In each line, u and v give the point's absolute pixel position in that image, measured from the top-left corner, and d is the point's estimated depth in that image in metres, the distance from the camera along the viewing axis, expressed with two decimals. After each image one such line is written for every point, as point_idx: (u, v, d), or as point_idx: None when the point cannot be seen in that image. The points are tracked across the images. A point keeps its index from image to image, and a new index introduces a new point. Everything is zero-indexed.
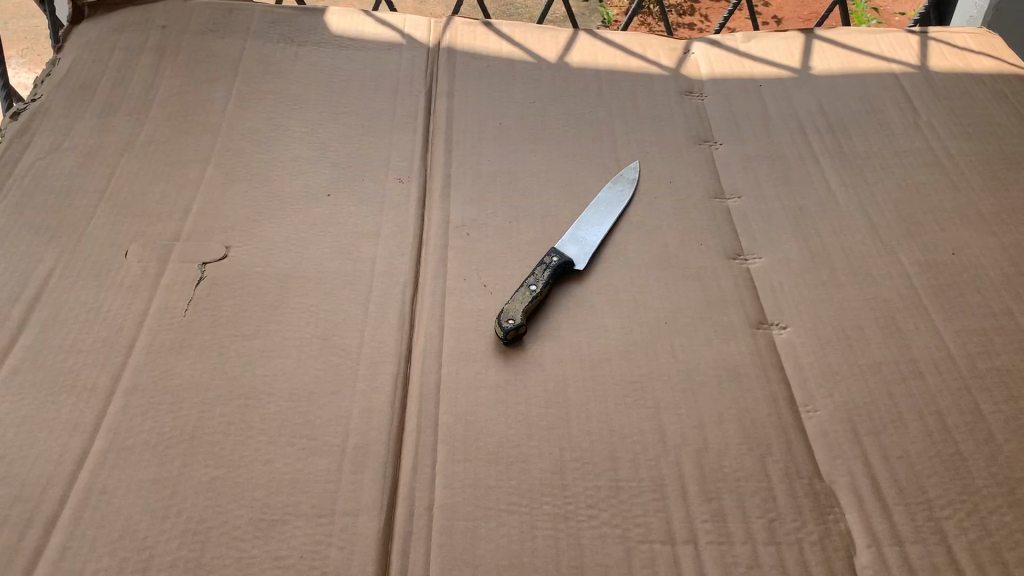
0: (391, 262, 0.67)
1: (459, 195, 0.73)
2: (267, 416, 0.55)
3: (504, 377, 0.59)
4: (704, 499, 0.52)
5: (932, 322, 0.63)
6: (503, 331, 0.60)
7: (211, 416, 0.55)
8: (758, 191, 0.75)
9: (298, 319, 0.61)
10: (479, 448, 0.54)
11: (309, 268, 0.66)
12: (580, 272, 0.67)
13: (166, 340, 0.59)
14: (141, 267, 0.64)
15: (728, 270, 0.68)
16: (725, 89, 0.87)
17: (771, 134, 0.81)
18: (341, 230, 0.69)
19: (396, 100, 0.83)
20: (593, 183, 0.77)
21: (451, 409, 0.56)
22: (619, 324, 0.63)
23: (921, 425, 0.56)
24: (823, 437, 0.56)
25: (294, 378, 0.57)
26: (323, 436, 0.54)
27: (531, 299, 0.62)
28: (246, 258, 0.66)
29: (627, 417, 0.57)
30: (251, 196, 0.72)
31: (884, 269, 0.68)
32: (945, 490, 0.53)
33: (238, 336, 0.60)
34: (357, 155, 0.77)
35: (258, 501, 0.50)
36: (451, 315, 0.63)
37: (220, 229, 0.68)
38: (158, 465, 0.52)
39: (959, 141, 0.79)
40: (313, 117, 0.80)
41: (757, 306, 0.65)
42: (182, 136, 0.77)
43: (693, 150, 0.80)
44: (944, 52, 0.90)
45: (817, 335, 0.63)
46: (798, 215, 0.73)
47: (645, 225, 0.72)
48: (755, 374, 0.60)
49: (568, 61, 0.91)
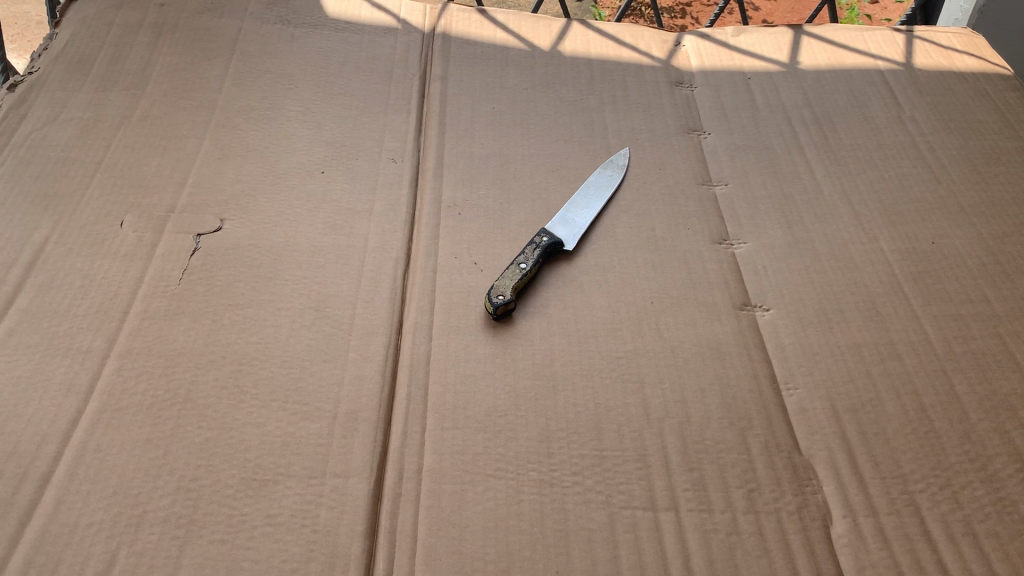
0: (383, 240, 0.68)
1: (452, 177, 0.75)
2: (259, 381, 0.56)
3: (493, 350, 0.60)
4: (686, 469, 0.53)
5: (911, 306, 0.65)
6: (493, 306, 0.61)
7: (204, 380, 0.56)
8: (744, 179, 0.77)
9: (291, 291, 0.63)
10: (468, 417, 0.55)
11: (302, 242, 0.67)
12: (569, 252, 0.69)
13: (160, 307, 0.60)
14: (137, 237, 0.65)
15: (714, 254, 0.69)
16: (714, 80, 0.89)
17: (759, 125, 0.83)
18: (334, 207, 0.70)
19: (391, 83, 0.84)
20: (583, 168, 0.78)
21: (441, 379, 0.58)
22: (606, 302, 0.64)
23: (898, 405, 0.58)
24: (803, 413, 0.58)
25: (287, 347, 0.58)
26: (315, 402, 0.55)
27: (521, 276, 0.63)
28: (240, 230, 0.67)
29: (613, 391, 0.58)
30: (246, 172, 0.73)
31: (864, 256, 0.69)
32: (920, 466, 0.54)
33: (232, 306, 0.61)
34: (351, 136, 0.78)
35: (250, 462, 0.51)
36: (442, 291, 0.64)
37: (215, 203, 0.69)
38: (151, 426, 0.53)
39: (940, 136, 0.81)
40: (308, 96, 0.81)
41: (740, 289, 0.67)
42: (178, 112, 0.78)
43: (682, 139, 0.82)
44: (929, 51, 0.92)
45: (799, 316, 0.64)
46: (783, 204, 0.74)
47: (634, 209, 0.73)
48: (738, 353, 0.61)
49: (560, 50, 0.92)
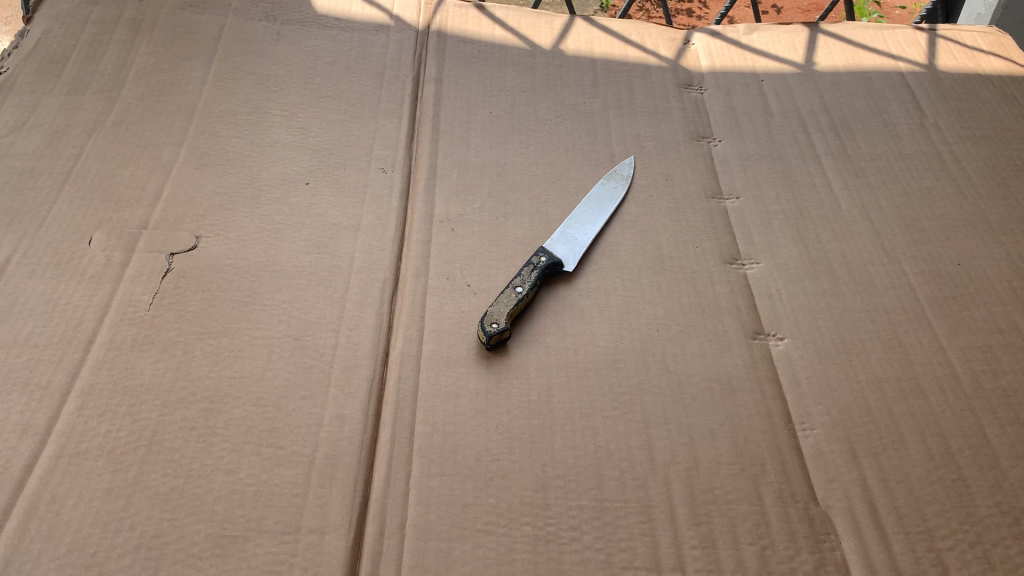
0: (370, 260, 0.64)
1: (445, 189, 0.70)
2: (232, 422, 0.52)
3: (486, 384, 0.56)
4: (693, 523, 0.49)
5: (936, 337, 0.60)
6: (487, 336, 0.57)
7: (172, 421, 0.51)
8: (757, 192, 0.72)
9: (269, 317, 0.58)
10: (456, 462, 0.51)
11: (283, 262, 0.62)
12: (569, 274, 0.64)
13: (127, 336, 0.56)
14: (105, 256, 0.61)
15: (724, 276, 0.65)
16: (725, 82, 0.84)
17: (773, 132, 0.78)
18: (319, 222, 0.66)
19: (382, 85, 0.80)
20: (585, 178, 0.73)
21: (428, 418, 0.53)
22: (608, 330, 0.60)
23: (923, 448, 0.54)
24: (820, 458, 0.53)
25: (262, 381, 0.54)
26: (291, 445, 0.51)
27: (516, 302, 0.59)
28: (217, 248, 0.63)
29: (615, 432, 0.53)
30: (225, 184, 0.68)
31: (886, 279, 0.65)
32: (947, 520, 0.50)
33: (205, 334, 0.57)
34: (338, 144, 0.73)
35: (218, 515, 0.47)
36: (432, 317, 0.60)
37: (191, 218, 0.65)
38: (112, 474, 0.48)
39: (966, 145, 0.76)
40: (294, 100, 0.76)
41: (753, 315, 0.62)
42: (154, 117, 0.73)
43: (690, 146, 0.77)
44: (952, 51, 0.87)
45: (815, 347, 0.60)
46: (798, 219, 0.70)
47: (639, 226, 0.69)
48: (750, 388, 0.57)
49: (562, 49, 0.87)
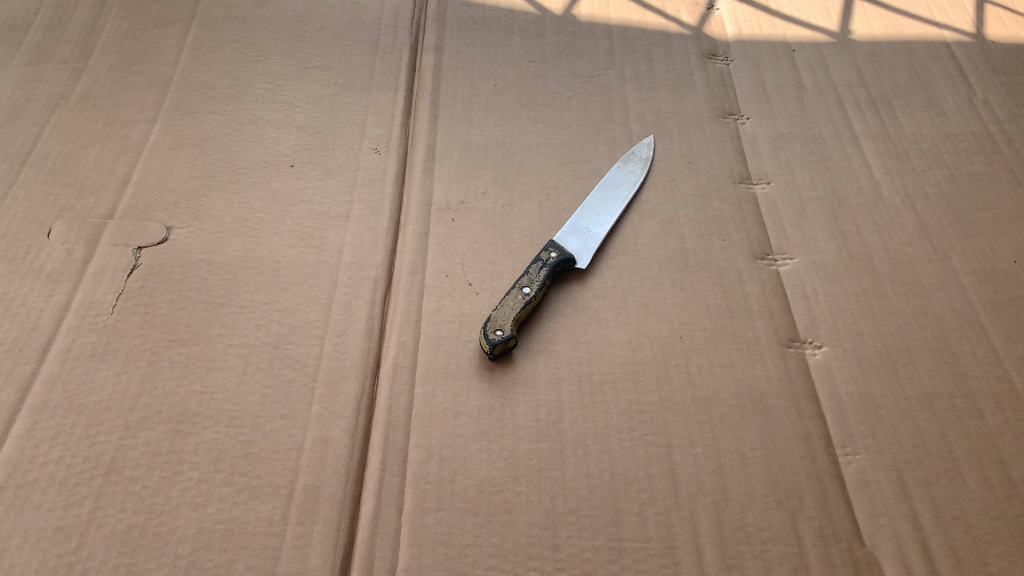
0: (360, 254, 0.57)
1: (445, 173, 0.63)
2: (201, 446, 0.46)
3: (489, 401, 0.50)
4: (722, 567, 0.43)
5: (992, 346, 0.54)
6: (488, 345, 0.51)
7: (134, 445, 0.45)
8: (789, 177, 0.65)
9: (247, 322, 0.52)
10: (454, 495, 0.45)
11: (263, 257, 0.56)
12: (582, 271, 0.58)
13: (87, 344, 0.50)
14: (66, 249, 0.55)
15: (754, 274, 0.58)
16: (753, 51, 0.77)
17: (806, 108, 0.71)
18: (304, 210, 0.59)
19: (377, 54, 0.73)
20: (600, 160, 0.66)
21: (423, 442, 0.47)
22: (626, 336, 0.54)
23: (981, 478, 0.47)
24: (865, 488, 0.47)
25: (237, 398, 0.48)
26: (267, 475, 0.45)
27: (523, 305, 0.53)
28: (190, 241, 0.56)
29: (634, 457, 0.47)
30: (201, 166, 0.61)
31: (935, 278, 0.58)
32: (1011, 564, 0.44)
33: (174, 342, 0.51)
34: (327, 121, 0.66)
35: (182, 560, 0.41)
36: (429, 321, 0.54)
37: (162, 205, 0.58)
38: (64, 508, 0.43)
39: (1020, 124, 0.69)
40: (280, 71, 0.70)
41: (787, 320, 0.56)
42: (125, 90, 0.66)
43: (715, 125, 0.70)
44: (1002, 19, 0.80)
45: (858, 357, 0.53)
46: (836, 208, 0.63)
47: (659, 216, 0.62)
48: (785, 406, 0.51)
49: (575, 14, 0.80)
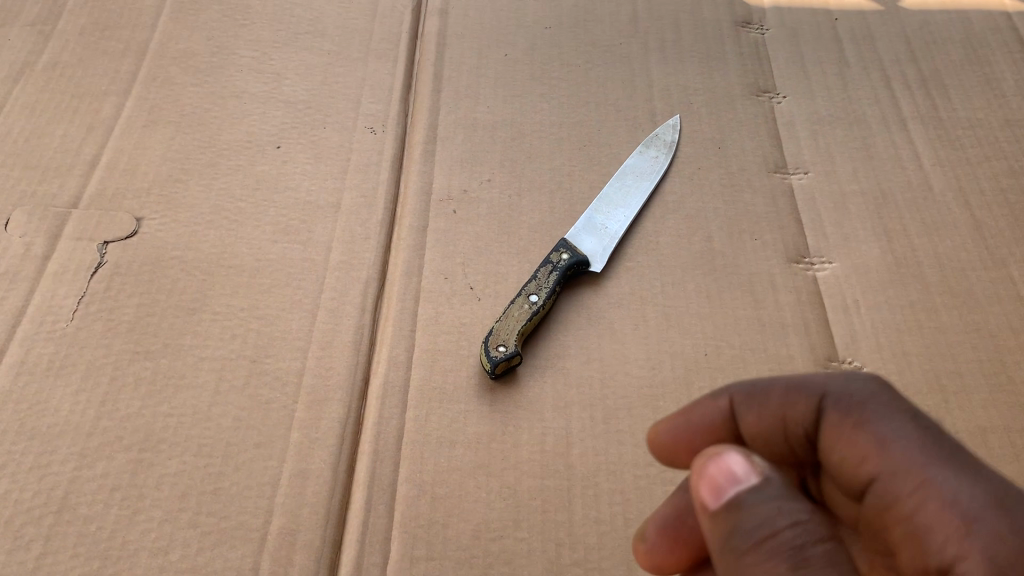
0: (350, 251, 0.52)
1: (448, 156, 0.57)
2: (165, 479, 0.41)
3: (489, 428, 0.44)
4: None
5: None
6: (490, 364, 0.45)
7: (90, 477, 0.41)
8: (829, 166, 0.59)
9: (222, 330, 0.47)
10: (447, 541, 0.40)
11: (243, 253, 0.50)
12: (596, 274, 0.52)
13: (43, 355, 0.45)
14: (24, 243, 0.49)
15: (789, 280, 0.52)
16: (791, 19, 0.70)
17: (849, 86, 0.64)
18: (290, 199, 0.54)
19: (376, 19, 0.66)
20: (619, 142, 0.60)
21: (414, 478, 0.42)
22: (644, 353, 0.48)
23: None
24: None
25: (208, 422, 0.43)
26: (239, 515, 0.40)
27: (530, 317, 0.47)
28: (162, 233, 0.51)
29: (650, 498, 0.42)
30: (178, 146, 0.55)
31: (990, 289, 0.52)
32: None
33: (140, 353, 0.45)
34: (319, 95, 0.60)
35: None
36: (425, 332, 0.48)
37: (133, 192, 0.53)
38: (8, 553, 0.38)
39: None
40: (268, 37, 0.63)
41: (824, 337, 0.50)
42: (96, 58, 0.60)
43: (748, 104, 0.63)
44: None
45: (903, 381, 0.48)
46: (881, 203, 0.57)
47: (684, 210, 0.56)
48: None
49: None
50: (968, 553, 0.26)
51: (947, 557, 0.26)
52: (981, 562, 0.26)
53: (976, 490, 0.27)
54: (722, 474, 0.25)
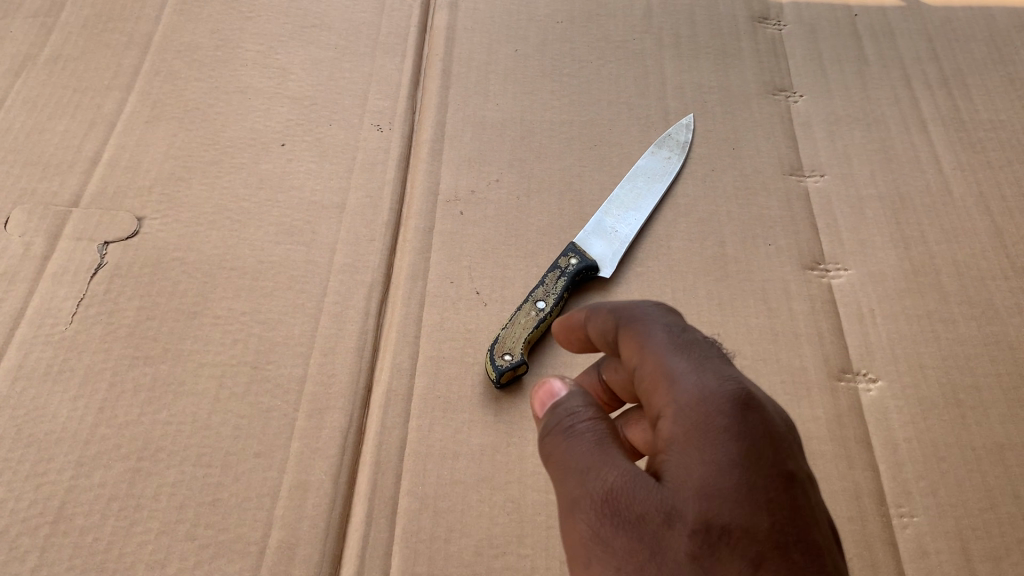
0: (355, 254, 0.51)
1: (455, 156, 0.56)
2: (163, 490, 0.40)
3: (493, 440, 0.43)
4: None
5: None
6: (496, 373, 0.44)
7: (87, 487, 0.40)
8: (846, 169, 0.57)
9: (223, 335, 0.46)
10: (449, 558, 0.39)
11: (245, 255, 0.49)
12: (605, 279, 0.51)
13: (41, 360, 0.44)
14: (23, 243, 0.49)
15: (803, 288, 0.51)
16: (810, 15, 0.68)
17: (868, 85, 0.63)
18: (294, 198, 0.53)
19: (384, 12, 0.65)
20: (631, 142, 0.59)
21: (416, 491, 0.41)
22: None
23: None
24: (923, 560, 0.41)
25: (207, 430, 0.42)
26: (238, 528, 0.39)
27: (536, 325, 0.46)
28: (163, 234, 0.50)
29: None
30: (181, 143, 0.54)
31: (1010, 299, 0.51)
32: None
33: (139, 358, 0.44)
34: (324, 90, 0.59)
35: None
36: (429, 339, 0.47)
37: (135, 191, 0.52)
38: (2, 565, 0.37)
39: None
40: (274, 30, 0.62)
41: (838, 347, 0.49)
42: (99, 51, 0.59)
43: (764, 103, 0.61)
44: None
45: (919, 394, 0.46)
46: (899, 208, 0.55)
47: (696, 214, 0.54)
48: (833, 454, 0.44)
49: None
50: (666, 412, 0.26)
51: (656, 420, 0.26)
52: (673, 428, 0.25)
53: (692, 364, 0.26)
54: (545, 395, 0.28)
